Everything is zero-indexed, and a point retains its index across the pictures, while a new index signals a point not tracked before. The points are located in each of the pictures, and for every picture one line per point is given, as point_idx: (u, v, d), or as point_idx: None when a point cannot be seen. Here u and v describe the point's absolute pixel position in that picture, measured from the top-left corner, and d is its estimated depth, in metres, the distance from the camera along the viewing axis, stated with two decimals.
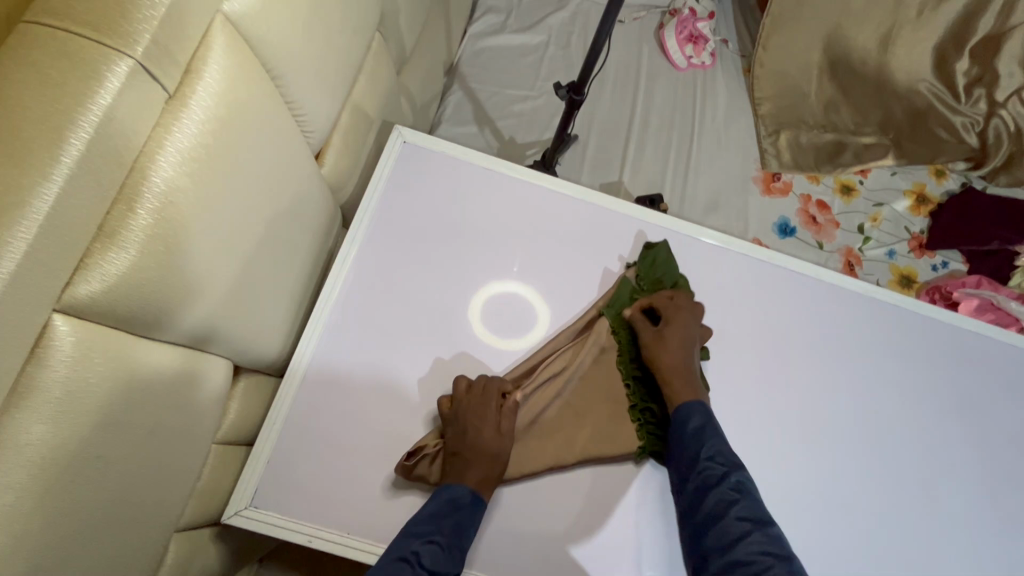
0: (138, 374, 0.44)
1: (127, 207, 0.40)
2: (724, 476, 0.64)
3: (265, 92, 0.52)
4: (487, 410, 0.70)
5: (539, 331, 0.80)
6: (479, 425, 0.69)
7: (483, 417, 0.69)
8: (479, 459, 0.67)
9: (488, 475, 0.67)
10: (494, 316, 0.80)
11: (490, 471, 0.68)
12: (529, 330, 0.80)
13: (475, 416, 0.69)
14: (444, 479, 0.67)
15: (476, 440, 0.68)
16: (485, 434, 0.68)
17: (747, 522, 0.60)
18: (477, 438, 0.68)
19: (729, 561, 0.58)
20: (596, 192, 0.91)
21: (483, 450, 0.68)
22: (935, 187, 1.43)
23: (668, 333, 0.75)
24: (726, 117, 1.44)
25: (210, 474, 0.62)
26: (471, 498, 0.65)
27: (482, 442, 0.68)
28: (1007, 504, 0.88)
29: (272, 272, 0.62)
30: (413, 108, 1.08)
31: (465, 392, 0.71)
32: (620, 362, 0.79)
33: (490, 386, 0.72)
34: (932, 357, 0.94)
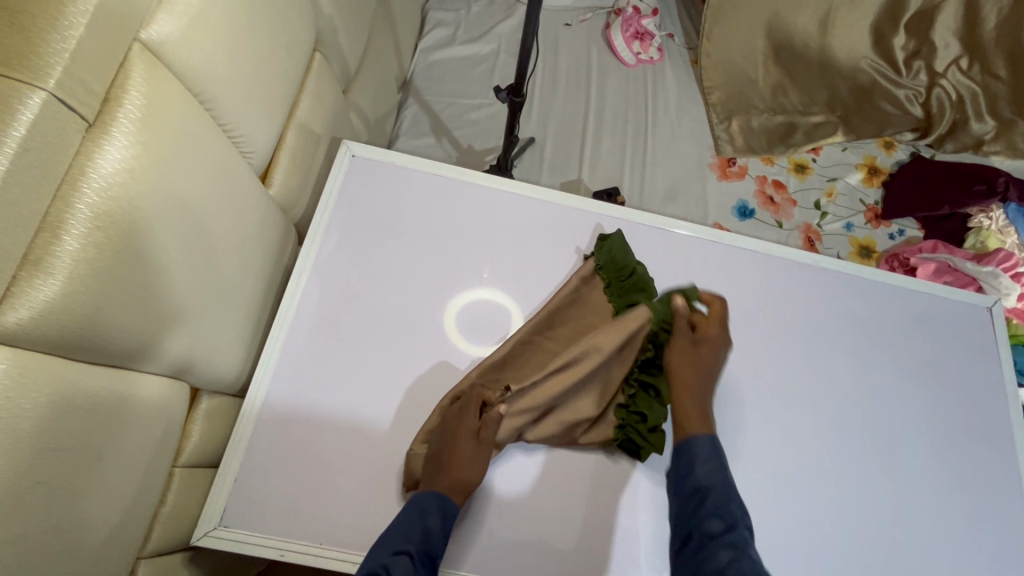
0: (79, 399, 0.44)
1: (53, 235, 0.41)
2: (730, 526, 0.62)
3: (192, 115, 0.53)
4: (463, 418, 0.71)
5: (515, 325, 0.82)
6: (456, 431, 0.70)
7: (461, 426, 0.70)
8: (451, 470, 0.67)
9: (457, 483, 0.67)
10: (462, 321, 0.81)
11: (463, 479, 0.68)
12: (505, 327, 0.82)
13: (453, 422, 0.71)
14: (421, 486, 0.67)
15: (455, 445, 0.69)
16: (463, 440, 0.69)
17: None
18: (451, 442, 0.69)
19: None
20: (556, 191, 0.92)
21: (457, 462, 0.68)
22: (885, 159, 1.48)
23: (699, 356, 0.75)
24: (678, 109, 1.48)
25: (175, 498, 0.62)
26: (437, 503, 0.65)
27: (457, 449, 0.68)
28: (983, 459, 0.89)
29: (220, 292, 0.63)
30: (366, 124, 1.10)
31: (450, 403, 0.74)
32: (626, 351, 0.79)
33: (472, 398, 0.73)
34: (903, 322, 0.94)
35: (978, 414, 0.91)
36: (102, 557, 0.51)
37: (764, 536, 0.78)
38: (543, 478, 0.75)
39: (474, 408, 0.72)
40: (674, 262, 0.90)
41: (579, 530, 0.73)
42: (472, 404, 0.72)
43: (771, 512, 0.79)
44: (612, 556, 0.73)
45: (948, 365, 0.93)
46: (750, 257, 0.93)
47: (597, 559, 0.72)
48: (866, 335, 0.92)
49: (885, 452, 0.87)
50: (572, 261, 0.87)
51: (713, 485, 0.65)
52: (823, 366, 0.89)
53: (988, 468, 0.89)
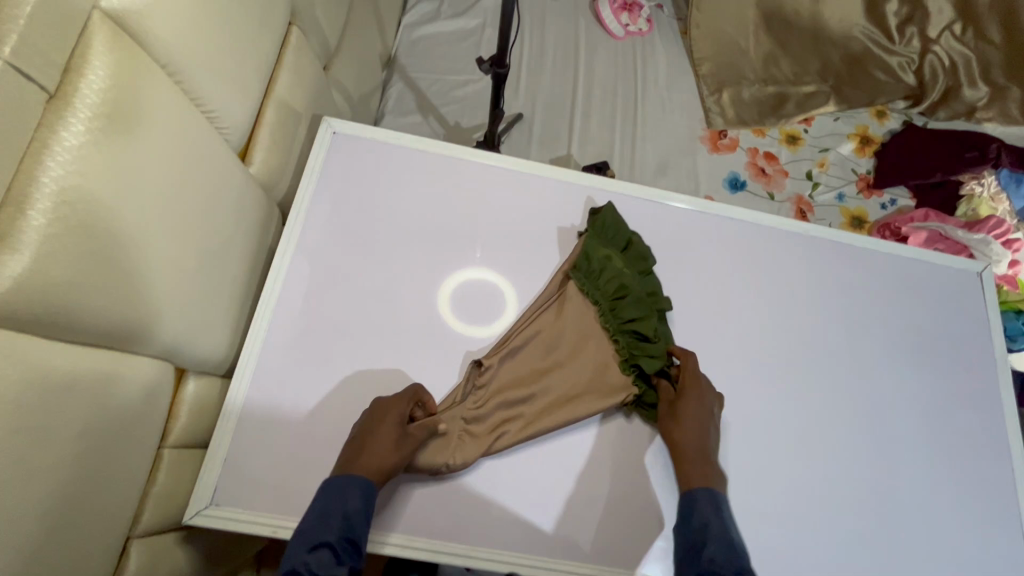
0: (57, 377, 0.44)
1: (17, 209, 0.40)
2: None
3: (160, 86, 0.51)
4: (397, 405, 0.67)
5: (509, 310, 0.81)
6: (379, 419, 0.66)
7: (386, 412, 0.67)
8: (370, 451, 0.63)
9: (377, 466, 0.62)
10: (456, 304, 0.80)
11: (380, 463, 0.62)
12: (498, 311, 0.81)
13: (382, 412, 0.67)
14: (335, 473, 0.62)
15: (382, 430, 0.65)
16: (386, 423, 0.65)
17: None
18: (371, 428, 0.65)
19: None
20: (542, 164, 0.91)
21: (376, 449, 0.63)
22: (878, 128, 1.46)
23: (684, 411, 0.72)
24: (669, 82, 1.46)
25: (164, 479, 0.62)
26: (359, 492, 0.59)
27: (375, 436, 0.64)
28: (971, 423, 0.90)
29: (200, 271, 0.62)
30: (350, 101, 1.08)
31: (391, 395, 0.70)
32: (607, 318, 0.79)
33: (406, 392, 0.69)
34: (893, 290, 0.94)
35: (968, 380, 0.92)
36: (90, 537, 0.51)
37: (755, 503, 0.78)
38: (533, 453, 0.75)
39: (409, 401, 0.69)
40: (663, 234, 0.89)
41: (567, 502, 0.74)
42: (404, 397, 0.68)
43: (761, 479, 0.80)
44: (599, 526, 0.73)
45: (938, 331, 0.93)
46: (739, 228, 0.92)
47: (585, 530, 0.73)
48: (856, 303, 0.92)
49: (875, 419, 0.87)
50: (562, 236, 0.87)
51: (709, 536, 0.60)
52: (815, 334, 0.89)
53: (977, 433, 0.89)
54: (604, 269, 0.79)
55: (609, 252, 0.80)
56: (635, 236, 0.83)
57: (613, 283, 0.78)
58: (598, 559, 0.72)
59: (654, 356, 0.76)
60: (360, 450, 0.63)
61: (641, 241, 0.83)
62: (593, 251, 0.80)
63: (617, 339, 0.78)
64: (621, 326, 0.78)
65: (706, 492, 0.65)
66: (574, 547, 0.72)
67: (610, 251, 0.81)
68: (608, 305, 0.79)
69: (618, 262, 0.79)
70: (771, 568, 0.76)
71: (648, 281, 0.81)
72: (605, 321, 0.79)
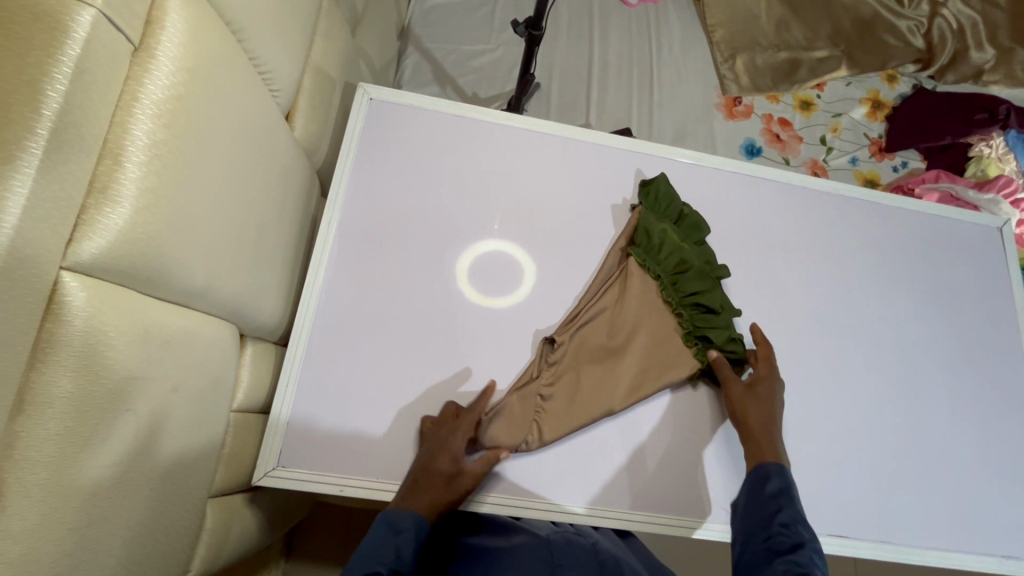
0: (153, 331, 0.44)
1: (114, 161, 0.40)
2: (796, 546, 0.59)
3: (226, 44, 0.51)
4: (455, 431, 0.69)
5: (524, 288, 0.81)
6: (439, 453, 0.67)
7: (446, 445, 0.68)
8: (430, 486, 0.66)
9: (438, 501, 0.65)
10: (476, 272, 0.81)
11: (439, 497, 0.65)
12: (519, 286, 0.81)
13: (440, 443, 0.68)
14: (388, 505, 0.65)
15: (436, 445, 0.68)
16: (442, 459, 0.67)
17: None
18: (431, 461, 0.67)
19: None
20: (576, 128, 0.91)
21: (433, 471, 0.66)
22: (889, 92, 1.47)
23: (763, 392, 0.74)
24: (682, 50, 1.45)
25: (234, 441, 0.63)
26: (411, 526, 0.62)
27: (434, 469, 0.66)
28: (999, 372, 0.92)
29: (258, 235, 0.63)
30: (374, 71, 1.07)
31: (450, 417, 0.71)
32: (669, 292, 0.79)
33: (445, 409, 0.72)
34: (918, 245, 0.96)
35: (993, 330, 0.94)
36: (182, 493, 0.52)
37: (797, 453, 0.81)
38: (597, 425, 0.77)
39: (448, 420, 0.71)
40: (697, 194, 0.91)
41: (624, 457, 0.76)
42: (449, 406, 0.72)
43: (801, 429, 0.82)
44: (654, 478, 0.76)
45: (961, 286, 0.96)
46: (770, 188, 0.94)
47: (640, 482, 0.76)
48: (883, 259, 0.94)
49: (906, 370, 0.89)
50: (615, 212, 0.88)
51: (784, 503, 0.64)
52: (845, 289, 0.91)
53: (1005, 380, 0.92)
54: (664, 243, 0.79)
55: (665, 226, 0.80)
56: (687, 208, 0.84)
57: (672, 256, 0.79)
58: (653, 509, 0.75)
59: (721, 327, 0.77)
60: (419, 480, 0.66)
61: (693, 213, 0.84)
62: (652, 226, 0.81)
63: (680, 312, 0.78)
64: (684, 300, 0.78)
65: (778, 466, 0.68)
66: (630, 499, 0.75)
67: (665, 224, 0.81)
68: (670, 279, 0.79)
69: (674, 235, 0.80)
70: (813, 511, 0.78)
71: (702, 250, 0.82)
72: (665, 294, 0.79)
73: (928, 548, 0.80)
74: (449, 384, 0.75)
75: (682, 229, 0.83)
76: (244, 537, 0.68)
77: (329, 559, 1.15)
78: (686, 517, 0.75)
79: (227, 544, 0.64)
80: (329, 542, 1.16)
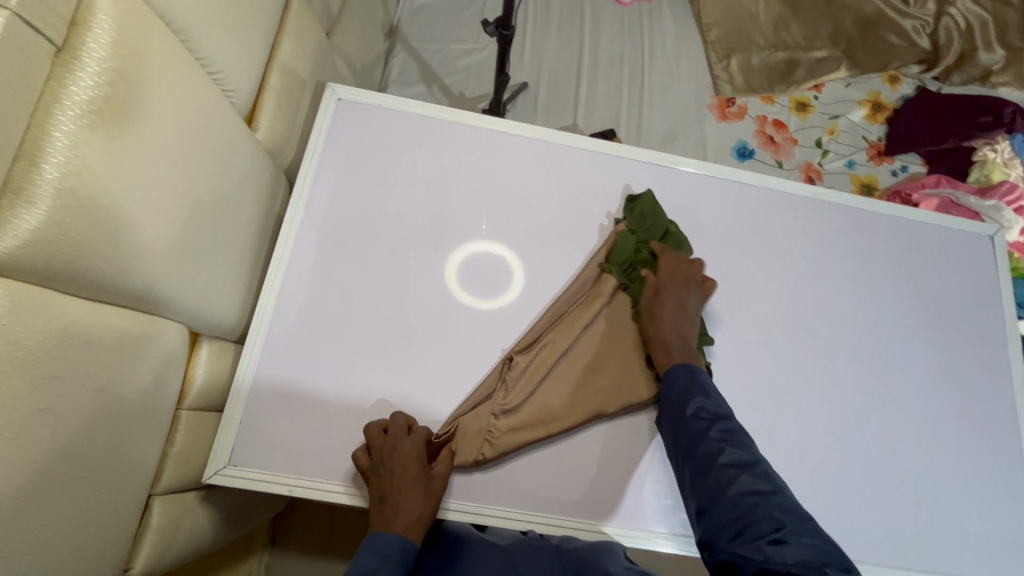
0: (74, 332, 0.45)
1: (31, 163, 0.40)
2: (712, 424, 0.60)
3: (164, 45, 0.52)
4: (409, 448, 0.67)
5: (504, 299, 0.80)
6: (402, 466, 0.65)
7: (404, 460, 0.66)
8: (405, 507, 0.63)
9: (416, 520, 0.63)
10: (458, 270, 0.80)
11: (419, 515, 0.63)
12: (505, 288, 0.81)
13: (397, 459, 0.66)
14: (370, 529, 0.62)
15: (393, 460, 0.66)
16: (406, 478, 0.65)
17: (733, 466, 0.55)
18: (400, 480, 0.64)
19: (721, 491, 0.54)
20: (560, 132, 0.90)
21: (403, 489, 0.64)
22: (890, 94, 1.42)
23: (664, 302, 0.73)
24: (675, 50, 1.43)
25: (183, 439, 0.64)
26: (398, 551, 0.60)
27: (407, 486, 0.64)
28: (986, 386, 0.89)
29: (211, 235, 0.63)
30: (353, 71, 1.07)
31: (379, 437, 0.68)
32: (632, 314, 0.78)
33: (370, 430, 0.68)
34: (904, 253, 0.93)
35: (981, 344, 0.91)
36: (115, 487, 0.53)
37: None
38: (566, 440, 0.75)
39: (377, 437, 0.68)
40: (672, 198, 0.89)
41: (600, 463, 0.75)
42: (372, 425, 0.69)
43: (770, 440, 0.80)
44: (619, 485, 0.75)
45: (948, 296, 0.92)
46: (749, 192, 0.91)
47: (617, 486, 0.75)
48: (866, 266, 0.91)
49: (885, 382, 0.86)
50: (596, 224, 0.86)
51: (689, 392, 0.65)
52: (823, 299, 0.88)
53: (990, 395, 0.88)
54: (636, 260, 0.79)
55: (642, 244, 0.80)
56: (672, 226, 0.82)
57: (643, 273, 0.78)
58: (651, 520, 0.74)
59: None
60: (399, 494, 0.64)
61: (678, 231, 0.82)
62: (625, 244, 0.80)
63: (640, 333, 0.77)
64: None
65: (685, 366, 0.67)
66: (609, 505, 0.74)
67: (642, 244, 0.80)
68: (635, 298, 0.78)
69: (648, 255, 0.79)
70: None
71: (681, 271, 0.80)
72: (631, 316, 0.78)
73: (902, 568, 0.77)
74: (406, 385, 0.75)
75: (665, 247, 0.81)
76: (196, 534, 0.68)
77: (305, 557, 1.15)
78: (670, 526, 0.74)
79: (175, 540, 0.64)
80: (307, 540, 1.16)
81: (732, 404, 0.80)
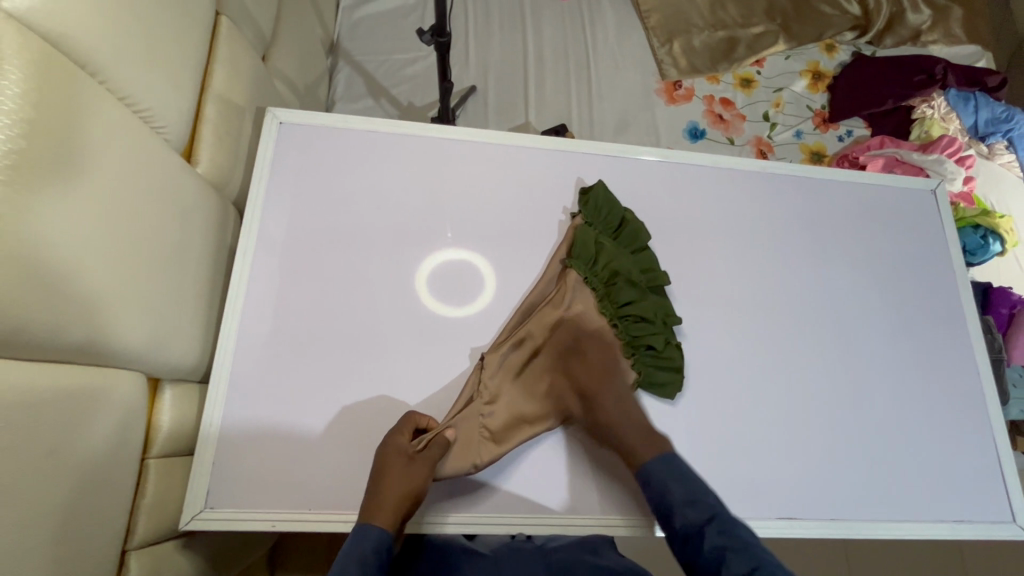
0: (19, 395, 0.43)
1: None
2: (680, 482, 0.63)
3: (79, 90, 0.50)
4: (398, 438, 0.66)
5: (456, 312, 0.79)
6: (401, 460, 0.65)
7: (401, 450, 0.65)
8: (399, 495, 0.63)
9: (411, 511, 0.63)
10: (429, 276, 0.80)
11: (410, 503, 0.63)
12: (461, 301, 0.80)
13: (401, 452, 0.65)
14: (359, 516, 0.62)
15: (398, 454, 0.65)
16: (405, 472, 0.64)
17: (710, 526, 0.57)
18: (399, 475, 0.64)
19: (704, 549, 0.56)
20: (513, 133, 0.90)
21: (403, 480, 0.63)
22: (828, 62, 1.46)
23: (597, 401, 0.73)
24: (618, 38, 1.44)
25: (154, 489, 0.62)
26: (373, 544, 0.58)
27: (404, 478, 0.64)
28: (945, 336, 0.92)
29: (160, 277, 0.61)
30: (295, 92, 1.05)
31: (406, 434, 0.67)
32: (604, 305, 0.78)
33: (409, 419, 0.68)
34: (855, 216, 0.96)
35: (936, 295, 0.94)
36: (85, 547, 0.51)
37: (747, 440, 0.80)
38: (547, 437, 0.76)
39: (406, 431, 0.67)
40: (626, 187, 0.90)
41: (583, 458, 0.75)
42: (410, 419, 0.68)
43: (745, 413, 0.81)
44: (603, 478, 0.75)
45: (900, 252, 0.95)
46: (700, 172, 0.93)
47: (604, 478, 0.75)
48: (820, 233, 0.94)
49: (850, 343, 0.88)
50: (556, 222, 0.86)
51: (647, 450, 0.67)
52: (782, 269, 0.90)
53: (949, 343, 0.92)
54: (598, 254, 0.79)
55: (600, 238, 0.81)
56: (628, 214, 0.83)
57: (607, 265, 0.78)
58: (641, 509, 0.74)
59: (658, 333, 0.77)
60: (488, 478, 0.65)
61: (634, 218, 0.83)
62: (586, 239, 0.80)
63: (614, 324, 0.77)
64: (620, 312, 0.77)
65: (657, 459, 0.66)
66: (597, 497, 0.74)
67: (601, 236, 0.81)
68: (603, 289, 0.78)
69: (608, 245, 0.80)
70: (763, 497, 0.78)
71: (642, 258, 0.81)
72: (605, 309, 0.78)
73: (883, 521, 0.80)
74: (380, 405, 0.74)
75: (623, 237, 0.82)
76: None
77: None
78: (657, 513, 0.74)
79: None
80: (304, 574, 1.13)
81: (707, 382, 0.82)
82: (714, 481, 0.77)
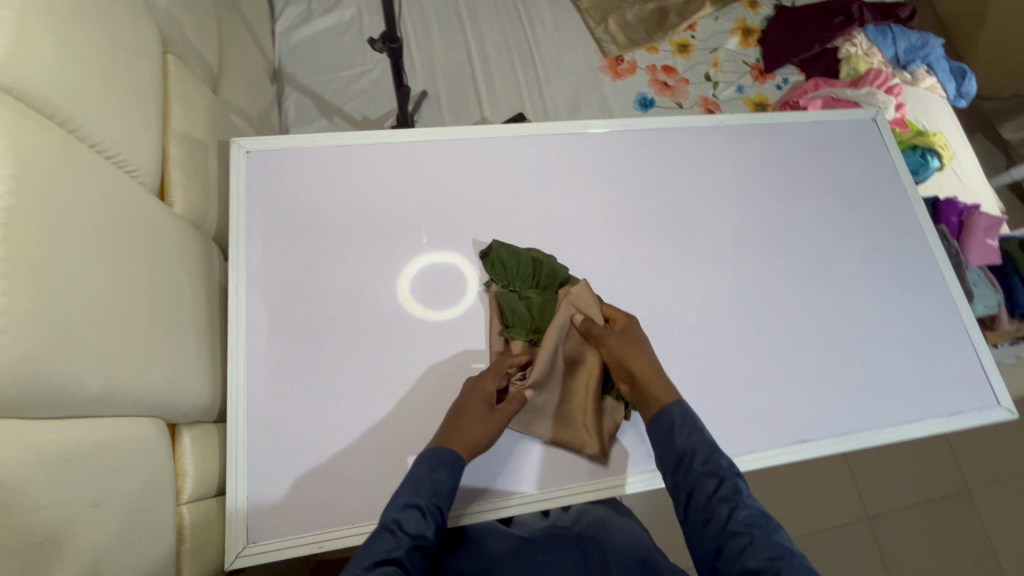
0: (51, 452, 0.43)
1: None
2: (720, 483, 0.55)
3: (54, 142, 0.49)
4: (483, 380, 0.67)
5: (444, 314, 0.80)
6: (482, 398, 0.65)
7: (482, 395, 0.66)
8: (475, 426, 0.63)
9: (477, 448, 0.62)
10: (417, 280, 0.81)
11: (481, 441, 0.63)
12: (453, 301, 0.81)
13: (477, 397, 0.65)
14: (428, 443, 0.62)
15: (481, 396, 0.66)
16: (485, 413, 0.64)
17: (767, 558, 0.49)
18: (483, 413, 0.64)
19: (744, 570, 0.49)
20: (480, 126, 0.92)
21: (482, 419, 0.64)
22: (754, 18, 1.53)
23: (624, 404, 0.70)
24: (556, 23, 1.48)
25: (192, 534, 0.61)
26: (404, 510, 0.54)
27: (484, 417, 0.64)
28: (909, 249, 0.99)
29: (163, 319, 0.61)
30: (250, 121, 1.04)
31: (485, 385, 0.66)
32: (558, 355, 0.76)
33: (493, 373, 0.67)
34: (809, 152, 1.02)
35: (894, 213, 1.01)
36: None
37: (750, 377, 0.85)
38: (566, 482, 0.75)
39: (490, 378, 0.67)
40: (595, 160, 0.93)
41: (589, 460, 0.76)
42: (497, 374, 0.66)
43: (745, 353, 0.86)
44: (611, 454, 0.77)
45: (855, 179, 1.02)
46: (662, 135, 0.97)
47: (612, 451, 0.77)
48: (781, 174, 0.99)
49: (827, 271, 0.94)
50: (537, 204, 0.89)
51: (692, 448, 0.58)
52: (753, 214, 0.95)
53: (913, 255, 0.98)
54: (534, 310, 0.76)
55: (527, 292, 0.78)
56: (537, 252, 0.80)
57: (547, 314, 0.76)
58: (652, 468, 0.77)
59: None
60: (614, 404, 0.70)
61: (545, 255, 0.80)
62: (513, 303, 0.76)
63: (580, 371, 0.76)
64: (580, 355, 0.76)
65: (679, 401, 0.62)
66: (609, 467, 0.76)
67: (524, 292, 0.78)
68: None
69: (537, 298, 0.77)
70: (775, 427, 0.82)
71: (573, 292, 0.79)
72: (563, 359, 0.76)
73: (886, 427, 0.85)
74: (401, 411, 0.74)
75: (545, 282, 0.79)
76: None
77: None
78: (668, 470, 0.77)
79: None
80: None
81: (705, 330, 0.86)
82: (728, 421, 0.81)
